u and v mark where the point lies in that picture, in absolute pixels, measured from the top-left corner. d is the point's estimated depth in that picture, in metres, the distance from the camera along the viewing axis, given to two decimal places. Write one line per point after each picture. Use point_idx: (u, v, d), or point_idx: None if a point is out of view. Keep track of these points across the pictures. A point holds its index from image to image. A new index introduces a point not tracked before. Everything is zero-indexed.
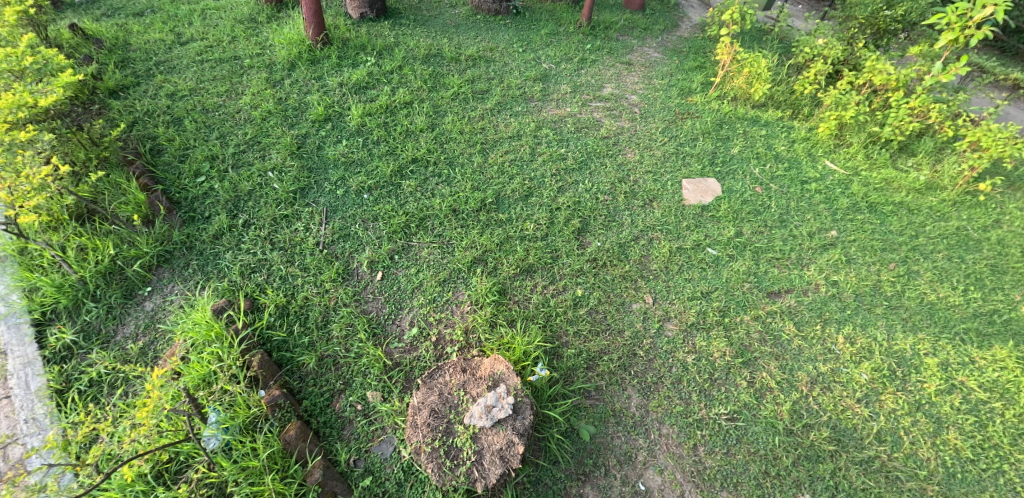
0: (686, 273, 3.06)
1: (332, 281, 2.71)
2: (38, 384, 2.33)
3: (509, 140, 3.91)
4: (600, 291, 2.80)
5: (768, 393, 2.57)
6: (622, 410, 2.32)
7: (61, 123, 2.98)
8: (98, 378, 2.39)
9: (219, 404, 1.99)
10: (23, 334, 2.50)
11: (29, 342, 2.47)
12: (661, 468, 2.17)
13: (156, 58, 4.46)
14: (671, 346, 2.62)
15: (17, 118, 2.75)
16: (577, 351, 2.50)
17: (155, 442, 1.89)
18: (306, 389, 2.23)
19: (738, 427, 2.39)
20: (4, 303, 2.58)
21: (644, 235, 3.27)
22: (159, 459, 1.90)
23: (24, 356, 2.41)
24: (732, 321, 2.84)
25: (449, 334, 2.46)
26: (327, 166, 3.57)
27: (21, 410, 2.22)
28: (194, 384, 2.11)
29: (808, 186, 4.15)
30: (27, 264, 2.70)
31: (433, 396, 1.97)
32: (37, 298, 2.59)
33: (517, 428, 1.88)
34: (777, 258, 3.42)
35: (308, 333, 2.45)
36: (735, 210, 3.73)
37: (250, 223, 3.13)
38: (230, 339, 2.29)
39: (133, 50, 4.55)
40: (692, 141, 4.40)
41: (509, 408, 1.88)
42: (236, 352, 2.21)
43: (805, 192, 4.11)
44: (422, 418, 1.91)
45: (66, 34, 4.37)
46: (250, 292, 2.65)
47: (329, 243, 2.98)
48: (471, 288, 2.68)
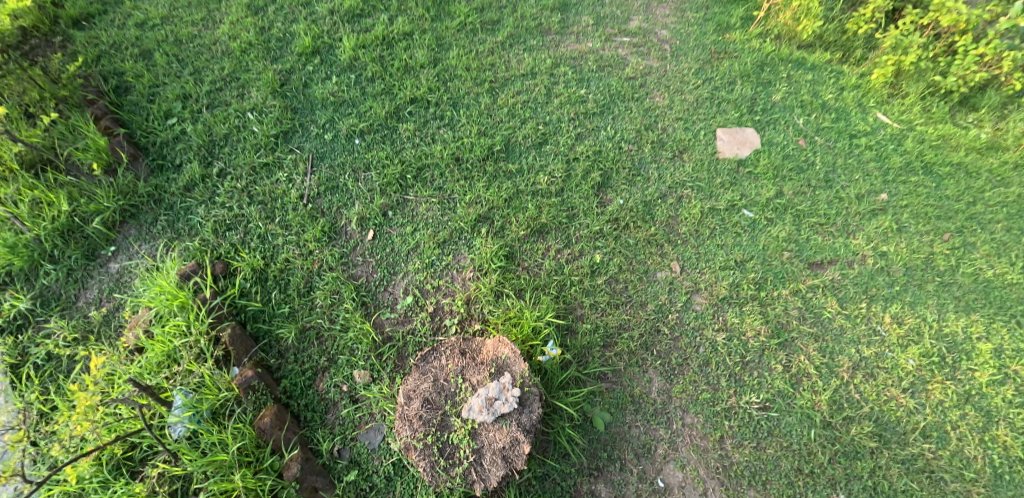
0: (719, 239, 2.67)
1: (317, 241, 2.39)
2: None
3: (522, 79, 3.40)
4: (621, 257, 2.43)
5: (805, 379, 2.28)
6: (642, 396, 2.04)
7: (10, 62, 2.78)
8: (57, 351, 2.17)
9: (185, 386, 1.78)
10: None
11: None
12: (683, 463, 1.93)
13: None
14: (700, 322, 2.30)
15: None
16: (594, 326, 2.18)
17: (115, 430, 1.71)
18: (285, 368, 1.97)
19: (771, 417, 2.12)
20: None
21: (672, 192, 2.87)
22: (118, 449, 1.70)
23: None
24: (769, 296, 2.49)
25: (448, 305, 2.15)
26: (315, 106, 3.13)
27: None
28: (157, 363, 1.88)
29: (857, 141, 3.66)
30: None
31: (426, 384, 1.70)
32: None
33: (523, 424, 1.62)
34: (821, 223, 3.02)
35: (288, 302, 2.16)
36: (776, 167, 3.29)
37: (225, 172, 2.80)
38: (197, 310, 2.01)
39: None
40: (729, 85, 3.85)
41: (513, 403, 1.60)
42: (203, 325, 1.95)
43: (854, 147, 3.64)
44: (414, 410, 1.64)
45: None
46: (223, 253, 2.37)
47: (315, 196, 2.63)
48: (475, 251, 2.33)
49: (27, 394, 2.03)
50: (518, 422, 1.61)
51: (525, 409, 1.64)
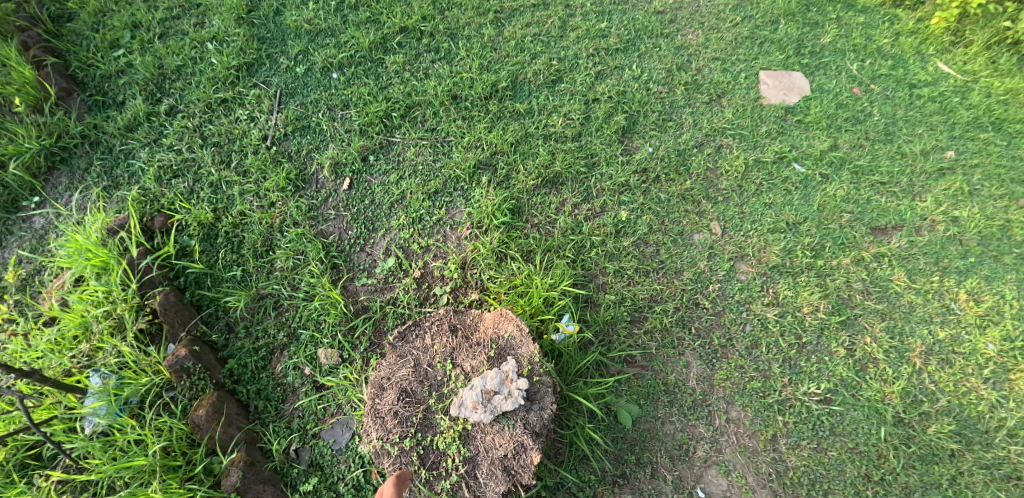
0: (767, 196, 2.22)
1: (280, 191, 1.96)
2: None
3: (534, 7, 2.80)
4: (651, 215, 2.00)
5: (871, 366, 1.89)
6: (677, 384, 1.65)
7: None
8: None
9: (106, 367, 1.45)
10: None
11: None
12: (728, 468, 1.55)
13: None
14: (746, 295, 1.88)
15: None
16: (619, 297, 1.77)
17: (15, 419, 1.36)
18: (233, 345, 1.59)
19: (833, 412, 1.73)
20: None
21: (710, 141, 2.40)
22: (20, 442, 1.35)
23: None
24: (827, 266, 2.06)
25: (439, 269, 1.74)
26: (286, 37, 2.58)
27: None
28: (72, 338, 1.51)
29: (918, 91, 3.10)
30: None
31: (404, 370, 1.31)
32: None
33: (530, 426, 1.24)
34: (882, 183, 2.56)
35: (241, 264, 1.75)
36: (829, 115, 2.79)
37: (176, 110, 2.36)
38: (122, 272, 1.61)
39: None
40: (774, 23, 3.28)
41: (519, 399, 1.22)
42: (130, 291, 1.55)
43: (914, 97, 3.08)
44: (387, 404, 1.26)
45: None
46: (166, 204, 1.95)
47: (282, 137, 2.18)
48: (473, 204, 1.91)
49: None
50: (525, 424, 1.23)
51: (534, 407, 1.26)
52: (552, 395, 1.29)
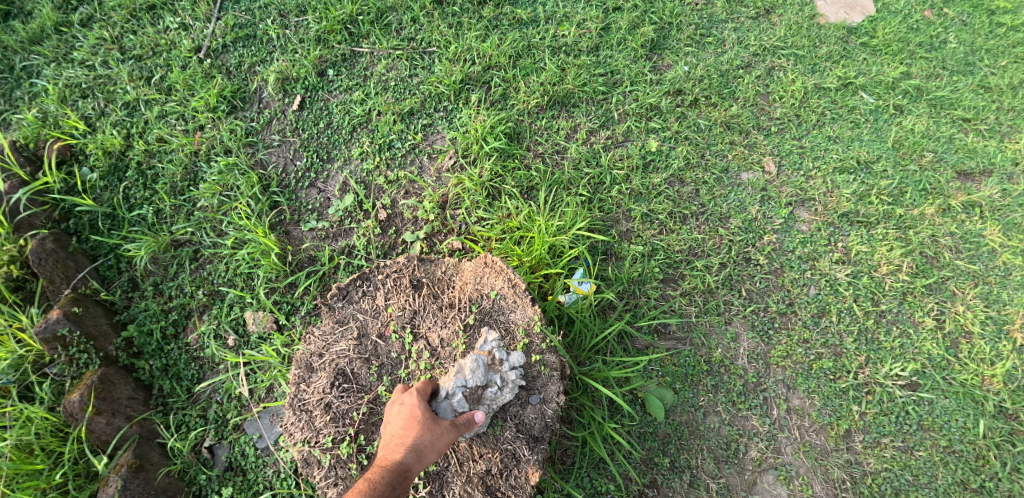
0: (832, 129, 1.77)
1: (210, 111, 1.52)
2: None
3: None
4: (688, 147, 1.56)
5: (964, 341, 1.48)
6: (724, 363, 1.25)
7: None
8: None
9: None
10: None
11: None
12: (790, 474, 1.17)
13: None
14: (810, 250, 1.47)
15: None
16: (649, 249, 1.36)
17: None
18: (134, 306, 1.20)
19: (920, 401, 1.34)
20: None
21: (758, 63, 1.94)
22: None
23: None
24: (909, 216, 1.63)
25: (412, 211, 1.34)
26: None
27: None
28: None
29: (1002, 16, 2.58)
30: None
31: (346, 344, 1.00)
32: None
33: (519, 425, 0.93)
34: (967, 119, 2.09)
35: (152, 202, 1.34)
36: (902, 37, 2.28)
37: (94, 20, 1.87)
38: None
39: None
40: None
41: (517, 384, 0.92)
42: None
43: (998, 23, 2.57)
44: (319, 393, 0.95)
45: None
46: (60, 128, 1.50)
47: (220, 51, 1.72)
48: (458, 127, 1.48)
49: None
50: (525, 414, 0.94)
51: (530, 385, 0.96)
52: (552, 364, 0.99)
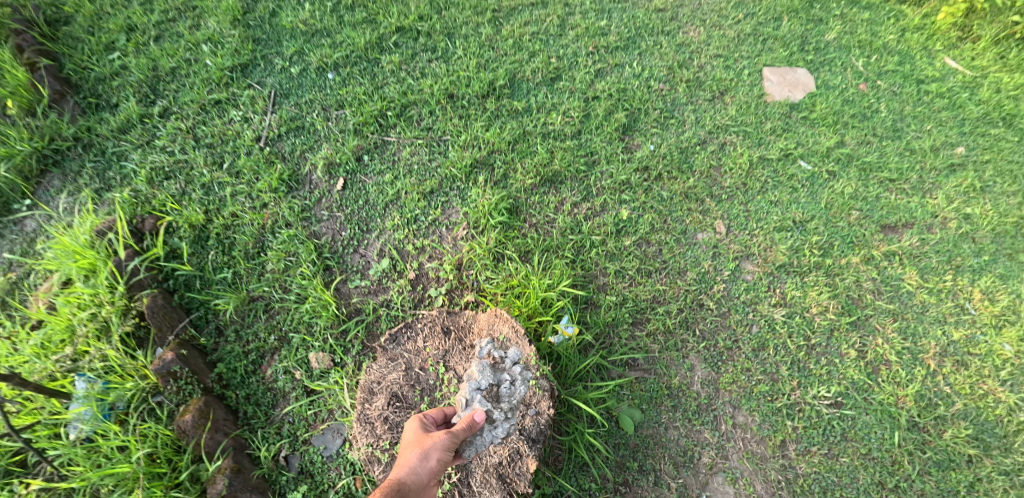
0: (772, 195, 2.19)
1: (272, 192, 1.91)
2: None
3: (531, 7, 2.83)
4: (653, 214, 1.96)
5: (883, 367, 1.82)
6: (682, 388, 1.59)
7: None
8: None
9: (93, 371, 1.42)
10: None
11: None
12: (735, 476, 1.50)
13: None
14: (752, 295, 1.84)
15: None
16: (620, 299, 1.73)
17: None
18: (221, 348, 1.55)
19: (844, 417, 1.67)
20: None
21: (713, 139, 2.37)
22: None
23: None
24: (836, 264, 2.02)
25: (435, 271, 1.71)
26: (282, 37, 2.59)
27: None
28: (56, 342, 1.49)
29: (927, 86, 3.09)
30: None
31: (396, 374, 1.35)
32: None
33: (524, 432, 1.24)
34: (892, 180, 2.50)
35: (231, 266, 1.71)
36: (836, 110, 2.73)
37: (170, 111, 2.30)
38: (108, 274, 1.56)
39: None
40: (775, 21, 3.25)
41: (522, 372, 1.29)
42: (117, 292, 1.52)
43: (923, 94, 3.07)
44: (377, 409, 1.30)
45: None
46: (155, 205, 1.89)
47: (275, 140, 2.14)
48: (469, 204, 1.87)
49: None
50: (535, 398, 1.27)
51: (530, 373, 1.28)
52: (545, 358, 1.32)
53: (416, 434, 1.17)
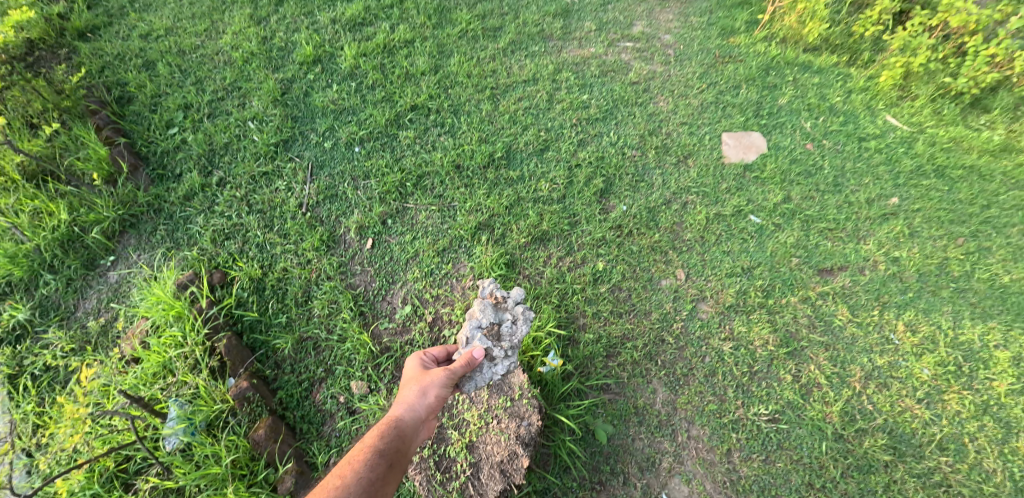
0: (725, 246, 2.65)
1: (315, 250, 2.36)
2: None
3: (524, 85, 3.38)
4: (624, 265, 2.42)
5: (815, 389, 2.22)
6: (646, 407, 2.00)
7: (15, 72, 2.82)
8: (54, 362, 2.14)
9: (182, 398, 1.81)
10: None
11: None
12: (688, 477, 1.89)
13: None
14: (705, 331, 2.27)
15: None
16: (597, 336, 2.16)
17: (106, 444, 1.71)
18: (281, 378, 1.98)
19: (780, 430, 2.07)
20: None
21: (677, 198, 2.85)
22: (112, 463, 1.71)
23: None
24: (777, 304, 2.46)
25: (448, 315, 2.13)
26: (315, 115, 3.08)
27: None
28: (152, 374, 1.89)
29: (867, 144, 3.58)
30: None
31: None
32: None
33: (521, 438, 1.59)
34: (830, 229, 2.96)
35: (285, 311, 2.14)
36: (784, 169, 3.22)
37: (225, 181, 2.73)
38: (193, 320, 1.99)
39: None
40: (734, 90, 3.79)
41: (521, 315, 1.69)
42: (199, 335, 1.94)
43: (863, 150, 3.55)
44: None
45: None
46: (221, 262, 2.33)
47: (314, 205, 2.59)
48: (475, 260, 2.32)
49: (24, 404, 2.00)
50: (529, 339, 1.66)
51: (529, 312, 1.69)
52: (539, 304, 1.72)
53: (412, 379, 1.55)
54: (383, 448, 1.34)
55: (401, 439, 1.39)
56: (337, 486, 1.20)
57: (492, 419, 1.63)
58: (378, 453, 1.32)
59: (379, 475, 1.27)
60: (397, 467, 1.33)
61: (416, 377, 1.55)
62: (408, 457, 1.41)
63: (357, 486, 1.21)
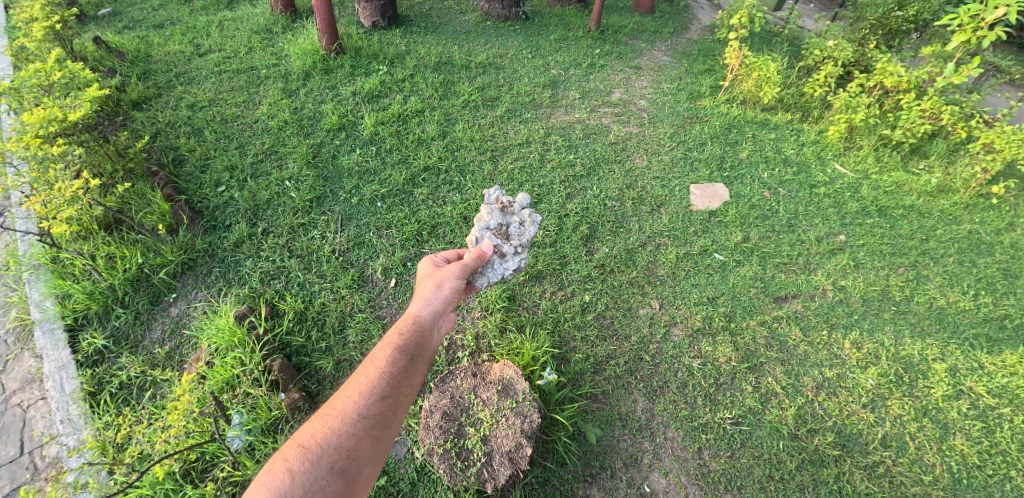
0: (693, 279, 3.14)
1: (348, 287, 2.85)
2: (72, 387, 2.39)
3: (519, 147, 3.98)
4: (607, 297, 2.93)
5: (773, 397, 2.61)
6: (628, 413, 2.44)
7: (89, 136, 3.00)
8: (128, 381, 2.45)
9: (242, 407, 2.20)
10: (57, 339, 2.57)
11: (64, 347, 2.54)
12: (666, 471, 2.26)
13: (176, 69, 4.55)
14: (677, 350, 2.72)
15: (48, 132, 2.82)
16: (585, 355, 2.63)
17: (183, 443, 2.05)
18: (324, 392, 2.42)
19: (743, 431, 2.45)
20: (38, 308, 2.66)
21: (651, 240, 3.36)
22: (187, 459, 2.06)
23: (59, 360, 2.49)
24: (738, 327, 2.90)
25: (460, 339, 2.63)
26: (342, 175, 3.61)
27: (58, 412, 2.31)
28: (218, 388, 2.28)
29: (817, 190, 4.07)
30: (59, 271, 2.76)
31: (445, 400, 2.16)
32: (70, 304, 2.65)
33: (525, 431, 2.05)
34: (784, 263, 3.41)
35: (325, 338, 2.62)
36: (744, 213, 3.73)
37: (268, 231, 3.18)
38: (252, 344, 2.44)
39: (154, 62, 4.63)
40: (700, 146, 4.38)
41: (527, 219, 2.32)
42: (257, 357, 2.37)
43: (814, 196, 4.02)
44: (435, 421, 2.08)
45: (89, 47, 4.44)
46: (270, 298, 2.77)
47: (344, 250, 3.08)
48: (482, 295, 2.84)
49: (104, 416, 2.28)
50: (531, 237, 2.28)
51: (527, 217, 2.34)
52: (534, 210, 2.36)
53: (426, 281, 1.78)
54: (404, 344, 1.50)
55: (420, 335, 1.56)
56: (364, 383, 1.34)
57: (502, 417, 2.07)
58: (400, 349, 1.47)
59: (402, 368, 1.42)
60: (420, 359, 1.49)
61: (429, 280, 1.78)
62: (430, 348, 1.57)
63: (383, 381, 1.36)
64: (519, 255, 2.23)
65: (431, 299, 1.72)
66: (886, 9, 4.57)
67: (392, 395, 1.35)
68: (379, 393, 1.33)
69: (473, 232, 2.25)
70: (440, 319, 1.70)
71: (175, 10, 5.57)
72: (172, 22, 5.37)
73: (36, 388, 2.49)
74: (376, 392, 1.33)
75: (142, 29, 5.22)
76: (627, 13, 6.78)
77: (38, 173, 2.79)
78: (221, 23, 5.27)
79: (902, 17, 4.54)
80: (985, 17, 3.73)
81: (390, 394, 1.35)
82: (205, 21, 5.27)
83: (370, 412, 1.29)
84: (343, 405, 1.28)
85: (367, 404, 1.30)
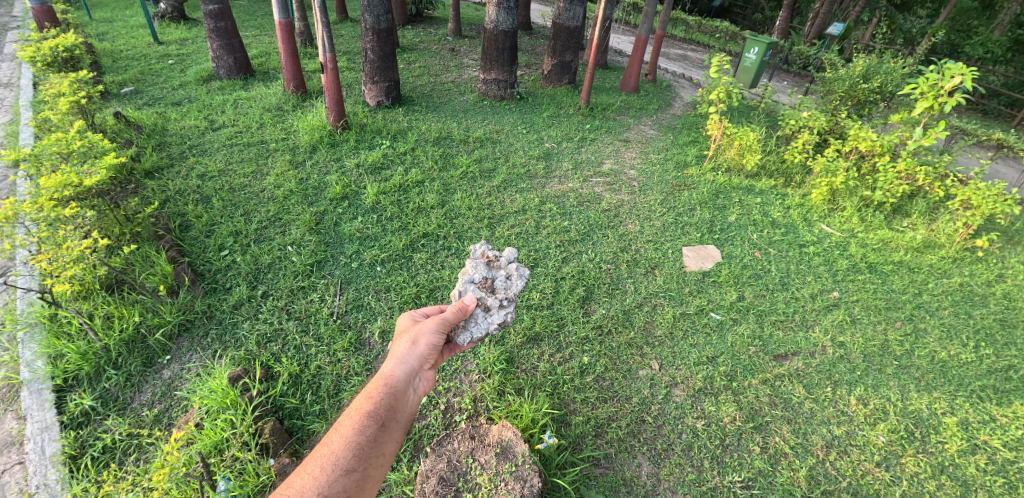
0: (691, 339, 3.14)
1: (345, 350, 2.85)
2: (53, 449, 2.30)
3: (515, 215, 4.14)
4: (606, 359, 2.92)
5: (783, 459, 2.51)
6: (633, 479, 2.33)
7: (100, 201, 3.17)
8: (111, 445, 2.36)
9: (230, 472, 2.15)
10: (43, 400, 2.50)
11: (49, 408, 2.47)
12: None
13: (189, 142, 4.84)
14: (680, 411, 2.67)
15: (62, 196, 2.96)
16: (586, 418, 2.57)
17: None
18: None
19: (754, 495, 2.33)
20: (28, 368, 2.62)
21: (647, 302, 3.41)
22: None
23: (42, 422, 2.40)
24: (740, 386, 2.86)
25: (458, 402, 2.58)
26: (344, 241, 3.73)
27: (35, 476, 2.20)
28: (206, 451, 2.21)
29: (807, 249, 4.17)
30: (55, 330, 2.76)
31: (442, 464, 2.11)
32: (61, 365, 2.62)
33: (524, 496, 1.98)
34: (782, 320, 3.41)
35: (319, 401, 2.58)
36: (736, 272, 3.80)
37: (268, 293, 3.23)
38: (245, 406, 2.41)
39: (169, 135, 4.94)
40: (690, 211, 4.54)
41: (516, 271, 2.43)
42: (248, 419, 2.33)
43: (805, 255, 4.11)
44: (431, 485, 2.03)
45: (110, 121, 4.75)
46: (266, 360, 2.75)
47: (342, 313, 3.11)
48: (480, 357, 2.84)
49: (83, 482, 2.17)
50: (517, 289, 2.36)
51: (514, 270, 2.44)
52: (521, 263, 2.48)
53: (401, 337, 1.79)
54: (374, 411, 1.44)
55: (391, 398, 1.52)
56: (328, 456, 1.27)
57: (501, 481, 2.02)
58: (369, 415, 1.42)
59: (371, 437, 1.37)
60: (390, 425, 1.44)
61: (404, 336, 1.78)
62: (403, 412, 1.53)
63: (348, 453, 1.29)
64: (504, 307, 2.29)
65: (404, 358, 1.69)
66: (852, 83, 5.06)
67: (358, 468, 1.28)
68: (343, 467, 1.26)
69: (457, 285, 2.32)
70: (414, 380, 1.67)
71: (194, 91, 6.03)
72: (189, 101, 5.80)
73: (14, 452, 2.33)
74: (340, 467, 1.26)
75: (160, 106, 5.62)
76: (613, 92, 7.34)
77: (47, 233, 2.89)
78: (236, 102, 5.69)
79: (867, 89, 5.00)
80: (943, 85, 4.07)
81: (356, 467, 1.28)
82: (221, 100, 5.70)
83: (333, 490, 1.20)
84: (302, 483, 1.19)
85: (329, 481, 1.21)
